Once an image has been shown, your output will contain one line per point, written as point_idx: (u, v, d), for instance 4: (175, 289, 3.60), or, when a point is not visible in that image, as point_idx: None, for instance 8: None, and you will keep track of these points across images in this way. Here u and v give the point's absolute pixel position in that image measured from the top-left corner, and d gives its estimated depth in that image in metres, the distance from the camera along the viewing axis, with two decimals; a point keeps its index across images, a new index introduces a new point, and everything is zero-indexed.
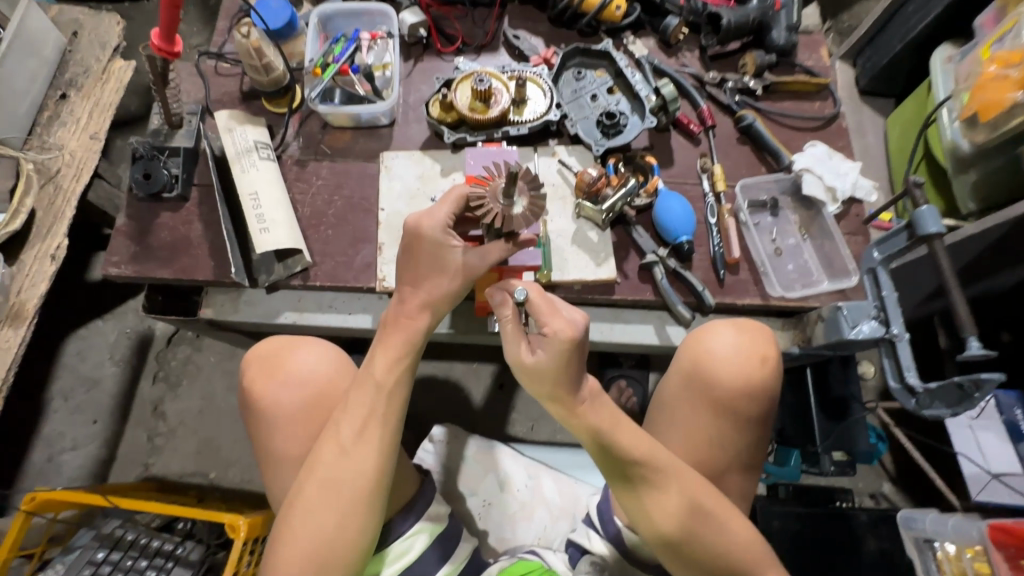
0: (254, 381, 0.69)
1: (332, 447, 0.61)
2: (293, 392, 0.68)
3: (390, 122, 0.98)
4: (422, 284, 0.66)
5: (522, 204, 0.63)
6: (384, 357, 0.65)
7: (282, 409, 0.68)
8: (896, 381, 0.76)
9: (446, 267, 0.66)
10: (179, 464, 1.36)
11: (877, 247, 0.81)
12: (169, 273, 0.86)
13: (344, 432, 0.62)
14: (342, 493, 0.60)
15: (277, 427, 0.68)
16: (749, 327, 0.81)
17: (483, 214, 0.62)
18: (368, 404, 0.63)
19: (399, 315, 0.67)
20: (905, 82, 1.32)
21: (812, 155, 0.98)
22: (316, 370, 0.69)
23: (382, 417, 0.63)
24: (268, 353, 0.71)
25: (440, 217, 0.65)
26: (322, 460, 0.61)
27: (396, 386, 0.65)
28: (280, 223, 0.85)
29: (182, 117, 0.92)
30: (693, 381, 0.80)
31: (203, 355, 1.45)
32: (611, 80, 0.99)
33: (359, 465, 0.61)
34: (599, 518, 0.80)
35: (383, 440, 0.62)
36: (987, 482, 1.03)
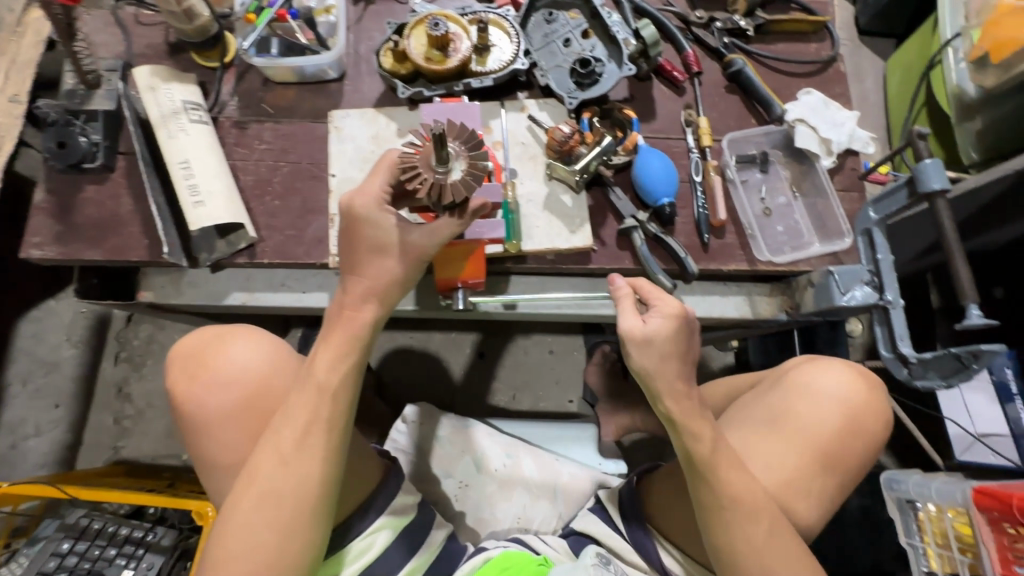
0: (181, 382, 0.63)
1: (272, 456, 0.55)
2: (225, 392, 0.62)
3: (339, 75, 0.87)
4: (367, 268, 0.60)
5: (459, 169, 0.54)
6: (328, 352, 0.59)
7: (213, 413, 0.62)
8: (888, 349, 0.73)
9: (389, 247, 0.59)
10: (149, 446, 1.32)
11: (872, 206, 0.76)
12: (99, 254, 0.78)
13: (282, 438, 0.56)
14: (283, 507, 0.54)
15: (209, 434, 0.62)
16: (858, 375, 0.76)
17: (414, 184, 0.54)
18: (311, 408, 0.57)
19: (344, 307, 0.60)
20: (909, 19, 1.21)
21: (806, 104, 0.90)
22: (250, 367, 0.63)
23: (328, 420, 0.57)
24: (195, 350, 0.64)
25: (374, 191, 0.58)
26: (259, 471, 0.55)
27: (343, 386, 0.59)
28: (216, 196, 0.76)
29: (99, 75, 0.81)
30: (796, 411, 0.74)
31: (167, 334, 1.38)
32: (586, 23, 0.88)
33: (303, 475, 0.55)
34: (623, 515, 0.79)
35: (328, 447, 0.56)
36: (971, 443, 1.03)
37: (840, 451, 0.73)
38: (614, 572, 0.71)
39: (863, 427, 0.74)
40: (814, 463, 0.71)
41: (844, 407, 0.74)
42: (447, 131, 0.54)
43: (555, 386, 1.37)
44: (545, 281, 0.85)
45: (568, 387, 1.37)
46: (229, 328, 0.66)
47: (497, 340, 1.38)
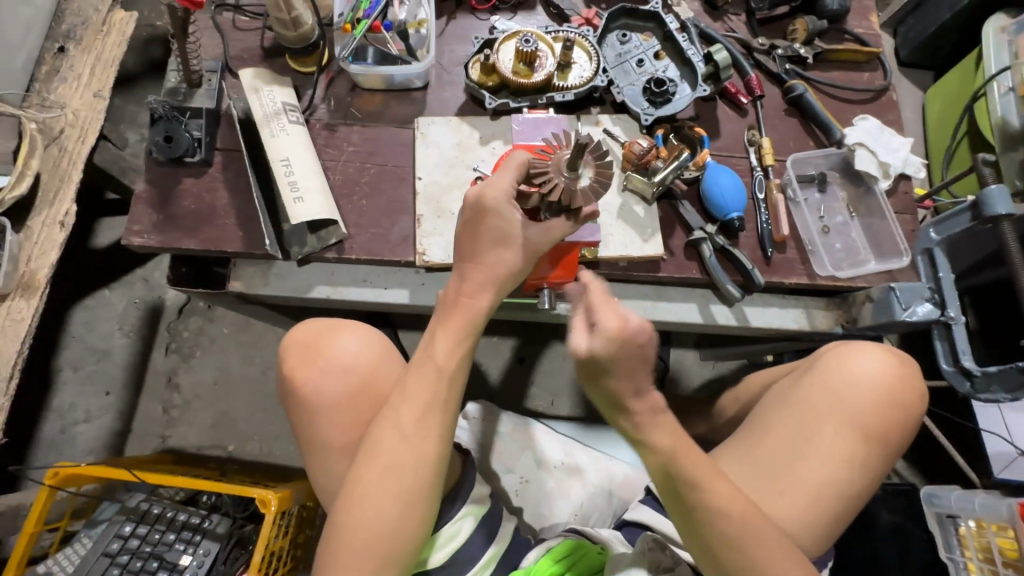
0: (296, 367, 0.69)
1: (392, 434, 0.61)
2: (340, 378, 0.68)
3: (424, 85, 0.92)
4: (486, 257, 0.63)
5: (588, 176, 0.60)
6: (444, 336, 0.63)
7: (328, 396, 0.67)
8: (949, 364, 0.77)
9: (509, 238, 0.62)
10: (196, 436, 1.34)
11: (934, 228, 0.82)
12: (195, 243, 0.81)
13: (401, 419, 0.61)
14: (404, 479, 0.60)
15: (322, 416, 0.67)
16: (893, 355, 0.80)
17: (548, 187, 0.60)
18: (429, 391, 0.62)
19: (462, 292, 0.63)
20: (948, 53, 1.27)
21: (865, 129, 0.94)
22: (361, 355, 0.69)
23: (442, 401, 0.62)
24: (308, 339, 0.70)
25: (504, 185, 0.61)
26: (380, 447, 0.60)
27: (457, 371, 0.63)
28: (314, 193, 0.80)
29: (202, 75, 0.85)
30: (826, 389, 0.78)
31: (216, 327, 1.41)
32: (658, 45, 0.94)
33: (421, 452, 0.60)
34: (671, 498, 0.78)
35: (444, 429, 0.62)
36: (1013, 460, 1.05)
37: (882, 436, 0.76)
38: (672, 557, 0.71)
39: (897, 401, 0.77)
40: (859, 440, 0.75)
41: (887, 403, 0.76)
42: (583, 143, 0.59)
43: None
44: (613, 287, 0.90)
45: None
46: (336, 320, 0.72)
47: (538, 345, 1.42)
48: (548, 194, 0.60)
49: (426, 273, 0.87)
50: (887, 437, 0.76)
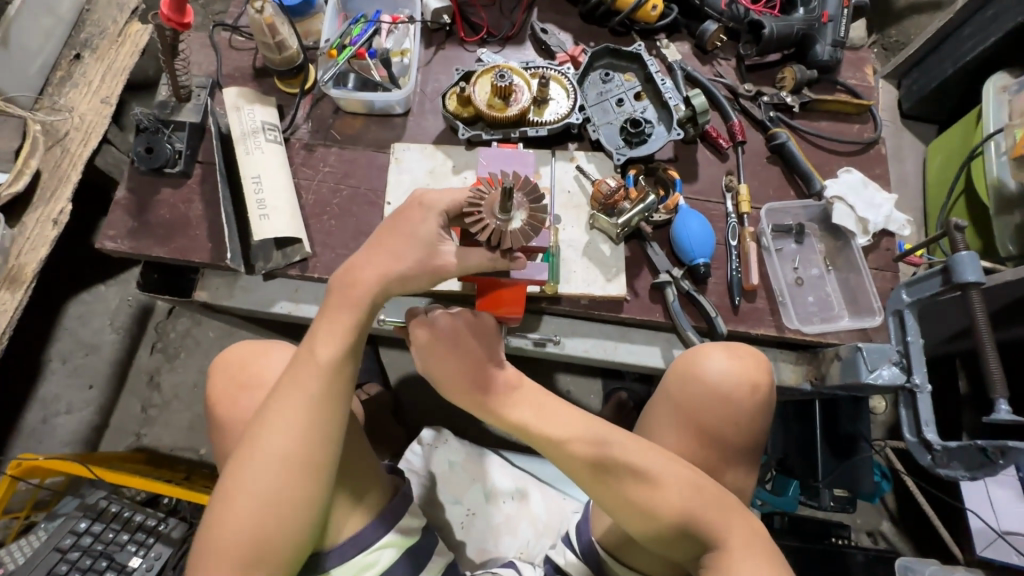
0: (215, 375, 0.73)
1: (269, 430, 0.61)
2: (249, 383, 0.71)
3: (404, 111, 0.94)
4: (385, 251, 0.65)
5: (520, 219, 0.58)
6: (328, 326, 0.65)
7: (238, 403, 0.70)
8: (913, 434, 0.73)
9: (436, 243, 0.64)
10: (171, 436, 1.36)
11: (906, 289, 0.78)
12: (165, 252, 0.84)
13: (279, 415, 0.62)
14: (278, 473, 0.60)
15: (229, 425, 0.70)
16: (741, 351, 0.78)
17: (478, 228, 0.58)
18: (307, 377, 0.63)
19: (352, 280, 0.66)
20: (951, 108, 1.24)
21: (846, 182, 0.92)
22: (272, 361, 0.72)
23: (325, 389, 0.63)
24: (229, 353, 0.74)
25: (444, 198, 0.64)
26: (255, 439, 0.61)
27: (340, 361, 0.64)
28: (282, 211, 0.82)
29: (191, 91, 0.89)
30: (681, 403, 0.77)
31: (202, 330, 1.44)
32: (639, 85, 0.94)
33: (292, 443, 0.61)
34: (576, 534, 0.80)
35: (321, 419, 0.62)
36: (994, 539, 0.99)
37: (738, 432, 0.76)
38: None
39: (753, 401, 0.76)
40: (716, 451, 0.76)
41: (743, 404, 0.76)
42: (515, 183, 0.57)
43: None
44: (573, 324, 0.88)
45: None
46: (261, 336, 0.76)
47: None
48: (478, 231, 0.59)
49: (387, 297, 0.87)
50: (739, 436, 0.77)
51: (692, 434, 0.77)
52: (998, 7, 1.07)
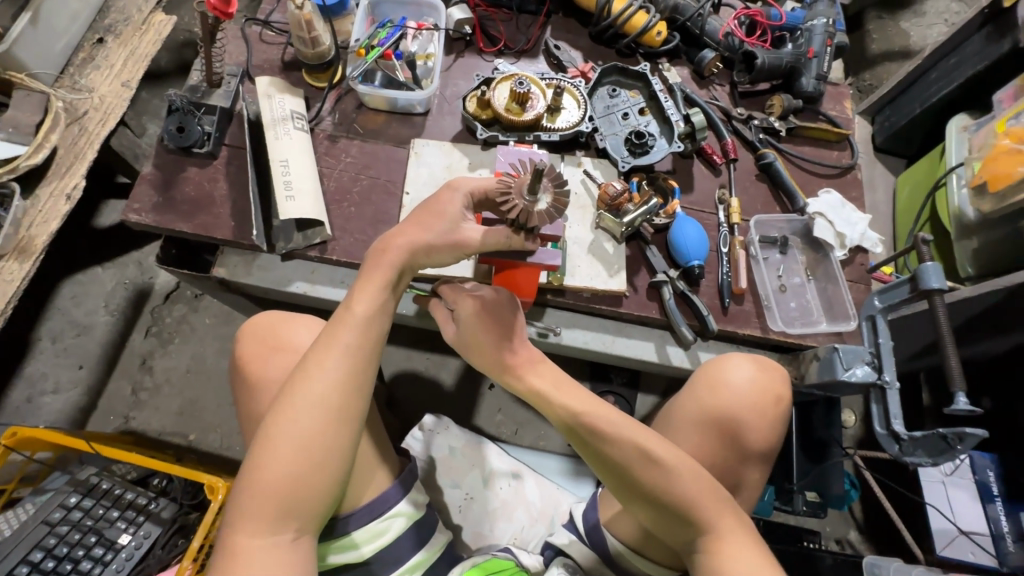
0: (249, 344, 0.77)
1: (303, 379, 0.65)
2: (282, 351, 0.76)
3: (424, 111, 1.00)
4: (402, 239, 0.71)
5: (545, 201, 0.64)
6: (362, 293, 0.70)
7: (271, 369, 0.75)
8: (883, 427, 0.79)
9: (461, 219, 0.70)
10: (159, 420, 1.35)
11: (878, 296, 0.85)
12: (188, 227, 0.87)
13: (313, 366, 0.66)
14: (310, 420, 0.63)
15: (261, 390, 0.74)
16: (768, 366, 0.85)
17: (507, 207, 0.64)
18: (340, 336, 0.67)
19: (383, 251, 0.71)
20: (919, 144, 1.35)
21: (826, 201, 1.01)
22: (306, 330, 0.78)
23: (354, 348, 0.67)
24: (262, 325, 0.79)
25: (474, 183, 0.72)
26: (288, 396, 0.65)
27: (370, 324, 0.69)
28: (306, 194, 0.86)
29: (222, 78, 0.94)
30: (706, 407, 0.83)
31: (199, 316, 1.44)
32: (643, 102, 1.02)
33: (325, 391, 0.65)
34: (582, 521, 0.85)
35: (350, 377, 0.66)
36: (954, 538, 1.05)
37: (750, 439, 0.82)
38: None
39: (768, 408, 0.82)
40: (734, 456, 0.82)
41: (757, 410, 0.82)
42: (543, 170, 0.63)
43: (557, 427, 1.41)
44: (575, 318, 0.94)
45: None
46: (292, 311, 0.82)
47: None
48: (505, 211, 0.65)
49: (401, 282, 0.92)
50: (753, 444, 0.82)
51: (714, 438, 0.82)
52: (962, 54, 1.17)
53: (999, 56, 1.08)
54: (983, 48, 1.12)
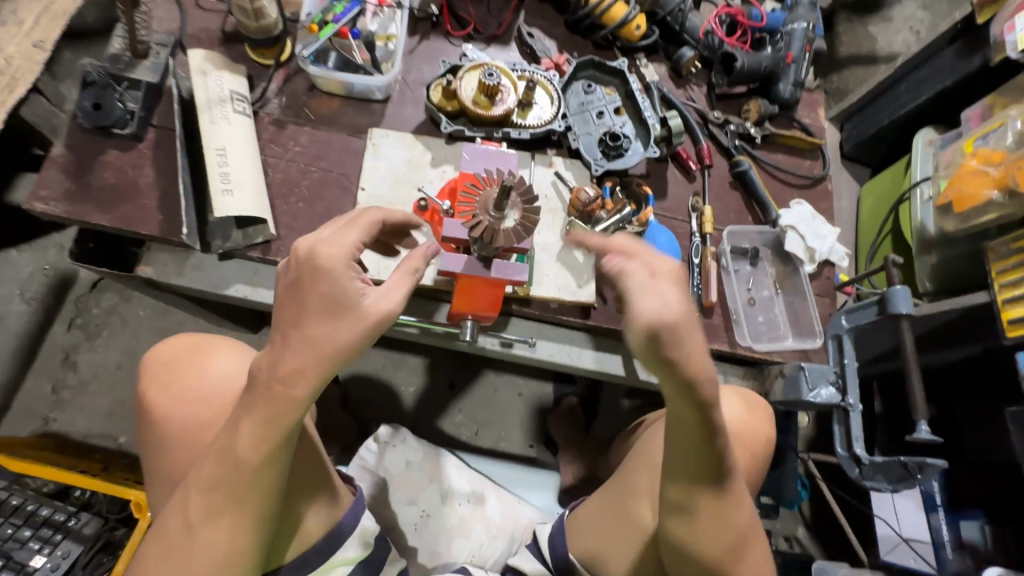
0: (149, 386, 0.72)
1: (178, 520, 0.56)
2: (184, 402, 0.70)
3: (384, 98, 0.91)
4: (286, 354, 0.53)
5: (513, 217, 0.58)
6: (245, 432, 0.54)
7: (176, 422, 0.70)
8: (844, 449, 0.79)
9: (344, 303, 0.53)
10: (85, 422, 1.24)
11: (846, 315, 0.85)
12: (106, 220, 0.76)
13: (190, 509, 0.56)
14: (189, 567, 0.55)
15: (167, 445, 0.69)
16: (754, 405, 0.86)
17: (472, 225, 0.59)
18: (218, 479, 0.55)
19: (278, 376, 0.53)
20: (885, 154, 1.35)
21: (797, 213, 1.00)
22: (220, 375, 0.72)
23: (238, 496, 0.55)
24: (169, 359, 0.74)
25: (346, 246, 0.55)
26: (168, 524, 0.56)
27: (258, 467, 0.55)
28: (246, 188, 0.77)
29: (150, 48, 0.81)
30: None
31: (131, 307, 1.31)
32: (619, 100, 0.97)
33: (210, 542, 0.56)
34: (549, 548, 0.84)
35: (235, 524, 0.56)
36: (897, 544, 1.09)
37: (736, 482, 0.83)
38: None
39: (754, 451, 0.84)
40: None
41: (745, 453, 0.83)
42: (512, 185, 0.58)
43: (518, 429, 1.38)
44: (540, 328, 0.89)
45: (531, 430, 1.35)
46: (203, 340, 0.76)
47: (470, 373, 1.39)
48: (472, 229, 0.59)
49: None
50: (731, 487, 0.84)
51: None
52: (931, 68, 1.17)
53: (969, 74, 1.08)
54: (953, 63, 1.12)
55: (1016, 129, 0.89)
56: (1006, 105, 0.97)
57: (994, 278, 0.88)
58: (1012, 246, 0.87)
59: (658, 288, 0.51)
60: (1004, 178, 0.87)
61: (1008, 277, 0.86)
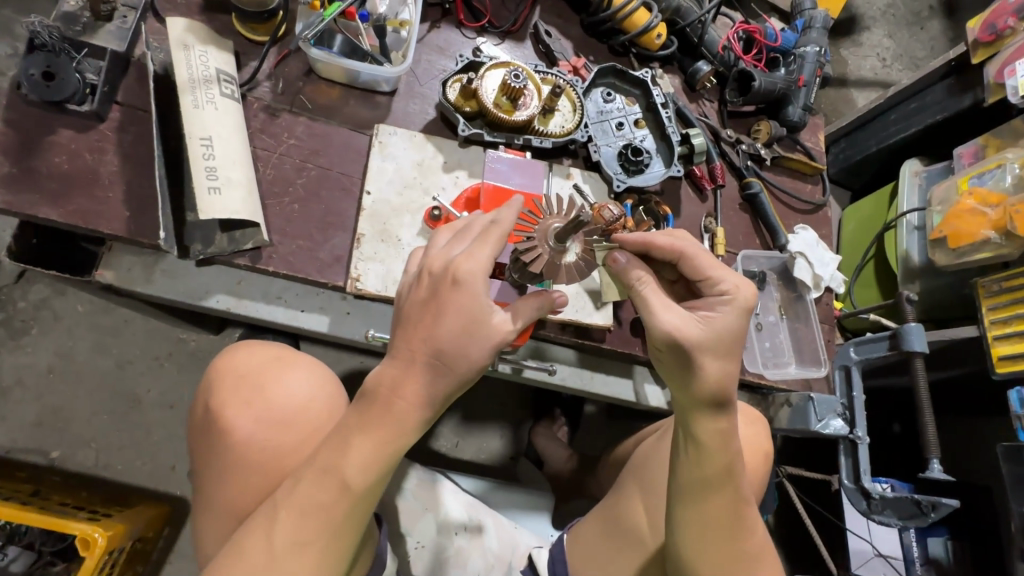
0: (225, 398, 0.61)
1: (261, 544, 0.49)
2: (263, 422, 0.60)
3: (391, 91, 0.82)
4: (405, 386, 0.49)
5: (574, 252, 0.60)
6: (361, 454, 0.49)
7: (253, 446, 0.59)
8: (851, 480, 0.82)
9: (480, 322, 0.49)
10: (9, 433, 1.07)
11: (855, 346, 0.89)
12: (57, 215, 0.63)
13: (276, 535, 0.49)
14: None
15: (235, 468, 0.58)
16: (752, 418, 0.85)
17: (531, 255, 0.59)
18: (319, 504, 0.49)
19: (404, 388, 0.49)
20: (867, 180, 1.39)
21: (803, 239, 0.99)
22: (305, 400, 0.62)
23: (332, 527, 0.50)
24: (250, 371, 0.63)
25: (483, 260, 0.51)
26: (245, 552, 0.49)
27: (368, 496, 0.50)
28: (236, 186, 0.66)
29: (114, 10, 0.68)
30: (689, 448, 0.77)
31: (66, 302, 1.14)
32: (640, 112, 0.92)
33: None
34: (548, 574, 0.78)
35: (325, 559, 0.50)
36: (869, 559, 1.09)
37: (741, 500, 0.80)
38: None
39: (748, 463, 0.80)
40: None
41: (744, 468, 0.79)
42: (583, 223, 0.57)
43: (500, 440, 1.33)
44: (554, 350, 0.85)
45: (513, 442, 1.29)
46: (289, 354, 0.66)
47: None
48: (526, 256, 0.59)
49: (354, 301, 0.75)
50: None
51: None
52: (922, 101, 1.19)
53: (959, 110, 1.12)
54: (944, 98, 1.15)
55: (1014, 172, 0.93)
56: (999, 147, 1.02)
57: (986, 314, 0.91)
58: (1003, 284, 0.91)
59: (710, 302, 0.59)
60: (1002, 220, 0.91)
61: (998, 314, 0.90)
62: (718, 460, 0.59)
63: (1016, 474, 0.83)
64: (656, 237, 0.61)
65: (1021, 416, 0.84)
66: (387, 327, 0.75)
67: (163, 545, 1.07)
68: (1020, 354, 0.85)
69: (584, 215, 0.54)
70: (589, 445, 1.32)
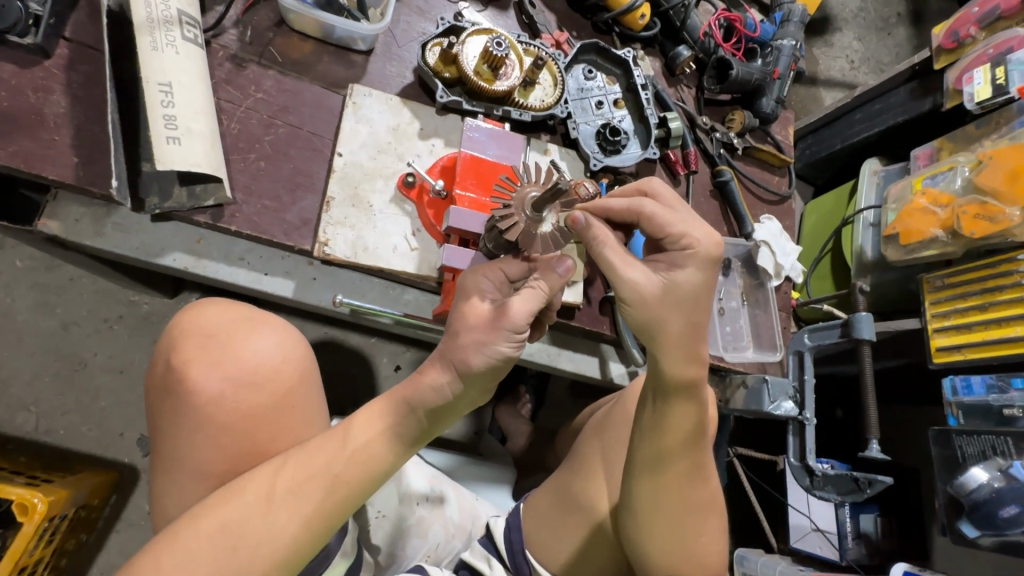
0: (191, 358, 0.57)
1: (259, 492, 0.50)
2: (235, 384, 0.56)
3: (367, 50, 0.79)
4: (424, 375, 0.53)
5: (550, 222, 0.60)
6: (366, 416, 0.54)
7: (224, 408, 0.56)
8: (797, 459, 0.88)
9: (502, 319, 0.51)
10: None
11: (809, 333, 0.93)
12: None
13: (277, 485, 0.50)
14: (241, 549, 0.48)
15: (206, 432, 0.55)
16: None
17: (507, 224, 0.59)
18: (323, 462, 0.51)
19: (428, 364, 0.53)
20: (830, 176, 1.44)
21: (767, 229, 1.02)
22: (280, 364, 0.59)
23: (334, 488, 0.51)
24: (218, 329, 0.59)
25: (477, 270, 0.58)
26: (239, 499, 0.49)
27: (376, 460, 0.53)
28: (198, 137, 0.62)
29: None
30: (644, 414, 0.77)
31: (6, 258, 1.06)
32: (620, 92, 0.92)
33: (277, 528, 0.49)
34: (506, 543, 0.77)
35: (317, 516, 0.50)
36: (807, 533, 1.15)
37: None
38: None
39: None
40: None
41: None
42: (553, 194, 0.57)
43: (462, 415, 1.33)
44: None
45: (475, 417, 1.30)
46: (260, 315, 0.62)
47: None
48: (502, 226, 0.60)
49: (320, 267, 0.73)
50: None
51: None
52: (885, 102, 1.24)
53: (918, 113, 1.16)
54: (906, 101, 1.19)
55: (964, 175, 0.98)
56: (952, 151, 1.08)
57: (929, 307, 0.97)
58: (946, 280, 0.97)
59: (671, 257, 0.53)
60: (950, 219, 0.96)
61: (940, 309, 0.95)
62: (697, 420, 0.59)
63: (944, 456, 0.90)
64: (611, 202, 0.57)
65: (951, 403, 0.91)
66: (355, 293, 0.74)
67: (108, 514, 1.03)
68: (955, 345, 0.91)
69: (562, 182, 0.54)
70: (549, 422, 1.34)
